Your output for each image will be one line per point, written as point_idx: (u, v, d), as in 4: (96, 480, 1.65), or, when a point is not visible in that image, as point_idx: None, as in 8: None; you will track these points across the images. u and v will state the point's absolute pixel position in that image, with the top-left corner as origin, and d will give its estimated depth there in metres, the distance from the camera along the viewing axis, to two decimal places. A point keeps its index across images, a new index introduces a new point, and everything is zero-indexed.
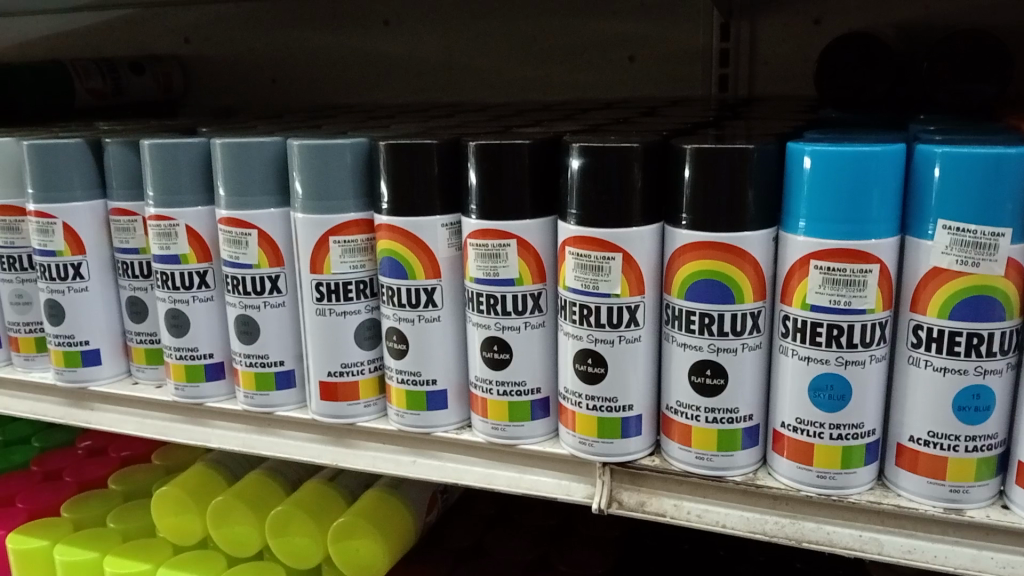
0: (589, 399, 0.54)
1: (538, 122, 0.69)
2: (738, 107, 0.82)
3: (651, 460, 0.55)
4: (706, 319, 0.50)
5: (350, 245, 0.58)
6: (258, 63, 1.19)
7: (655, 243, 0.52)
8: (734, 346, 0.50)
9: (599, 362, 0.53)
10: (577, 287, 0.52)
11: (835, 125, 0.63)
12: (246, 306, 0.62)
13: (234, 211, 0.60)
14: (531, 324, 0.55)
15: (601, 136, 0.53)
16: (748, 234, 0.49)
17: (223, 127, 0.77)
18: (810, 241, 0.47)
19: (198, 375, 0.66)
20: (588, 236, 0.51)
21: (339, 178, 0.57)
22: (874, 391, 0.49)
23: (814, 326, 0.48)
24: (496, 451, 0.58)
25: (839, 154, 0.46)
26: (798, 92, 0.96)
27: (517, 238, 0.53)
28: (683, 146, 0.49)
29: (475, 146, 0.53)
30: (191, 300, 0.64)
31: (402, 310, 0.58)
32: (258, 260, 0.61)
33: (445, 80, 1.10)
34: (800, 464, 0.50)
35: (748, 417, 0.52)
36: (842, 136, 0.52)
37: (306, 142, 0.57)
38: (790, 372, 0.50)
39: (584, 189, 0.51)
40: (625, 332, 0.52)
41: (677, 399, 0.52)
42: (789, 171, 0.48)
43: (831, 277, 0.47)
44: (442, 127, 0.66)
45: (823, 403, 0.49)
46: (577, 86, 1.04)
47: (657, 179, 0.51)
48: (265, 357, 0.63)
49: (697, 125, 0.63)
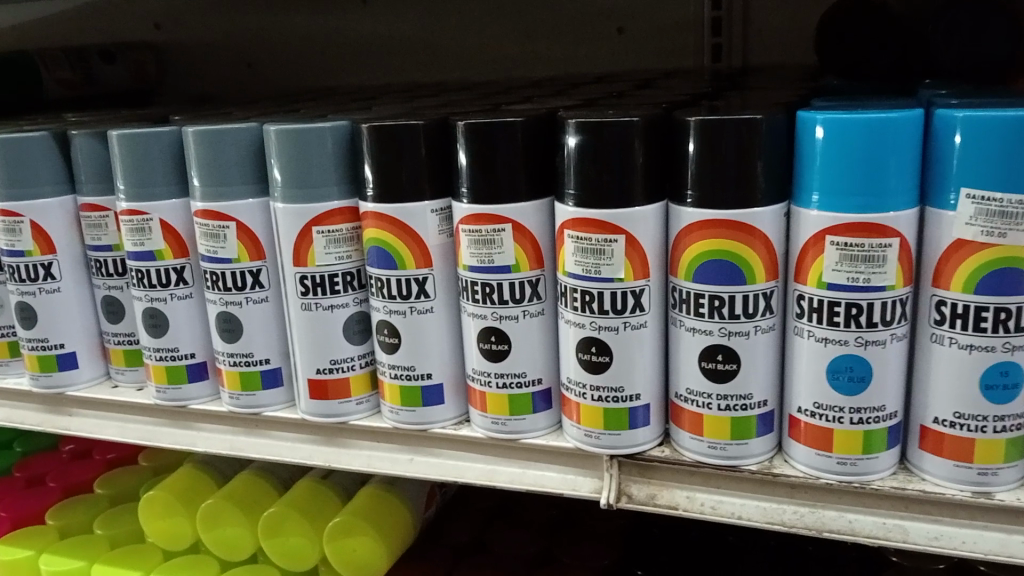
0: (594, 390, 0.51)
1: (527, 99, 0.66)
2: (735, 77, 0.79)
3: (660, 451, 0.52)
4: (716, 302, 0.47)
5: (334, 235, 0.55)
6: (233, 47, 1.15)
7: (659, 224, 0.49)
8: (746, 329, 0.47)
9: (603, 351, 0.50)
10: (578, 273, 0.49)
11: (838, 92, 0.60)
12: (227, 302, 0.59)
13: (210, 203, 0.57)
14: (529, 313, 0.52)
15: (598, 111, 0.50)
16: (759, 211, 0.46)
17: (198, 114, 0.74)
18: (825, 216, 0.45)
19: (180, 377, 0.63)
20: (587, 218, 0.48)
21: (320, 164, 0.54)
22: (895, 372, 0.46)
23: (832, 305, 0.45)
24: (497, 447, 0.55)
25: (855, 122, 0.43)
26: (792, 59, 0.93)
27: (512, 222, 0.50)
28: (687, 119, 0.46)
29: (463, 125, 0.50)
30: (169, 298, 0.61)
31: (393, 302, 0.55)
32: (237, 254, 0.58)
33: (428, 58, 1.06)
34: (818, 450, 0.48)
35: (763, 403, 0.49)
36: (853, 103, 0.49)
37: (283, 127, 0.54)
38: (806, 355, 0.47)
39: (581, 168, 0.48)
40: (630, 318, 0.49)
41: (687, 387, 0.50)
42: (800, 141, 0.46)
43: (848, 253, 0.44)
44: (428, 108, 0.63)
45: (842, 386, 0.46)
46: (566, 62, 1.01)
47: (658, 153, 0.48)
48: (249, 356, 0.59)
49: (696, 97, 0.60)
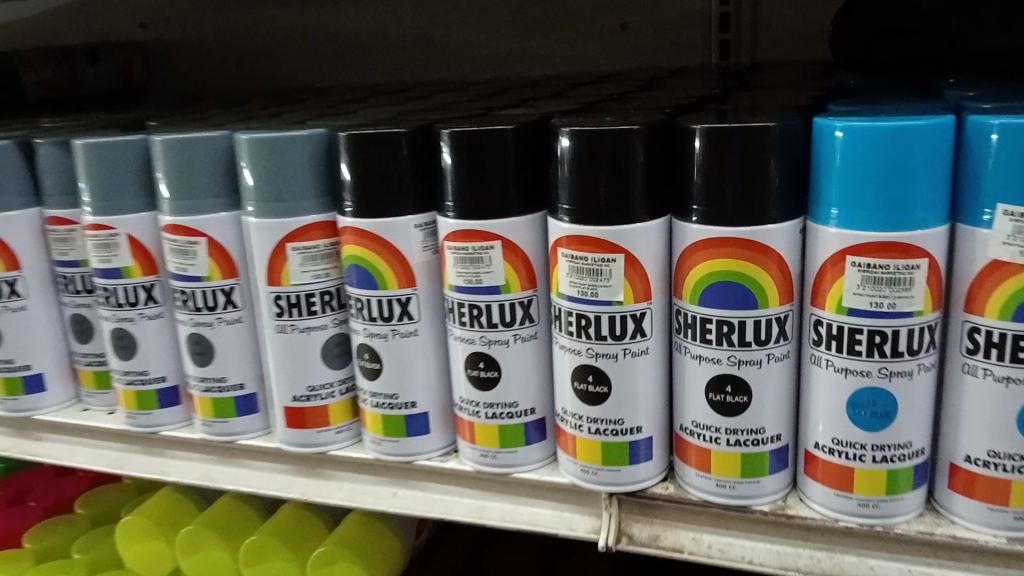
0: (591, 422, 0.46)
1: (522, 100, 0.62)
2: (743, 75, 0.74)
3: (665, 488, 0.47)
4: (724, 327, 0.43)
5: (311, 251, 0.51)
6: (222, 47, 1.11)
7: (662, 241, 0.44)
8: (758, 358, 0.43)
9: (601, 381, 0.46)
10: (573, 295, 0.45)
11: (855, 92, 0.55)
12: (198, 323, 0.55)
13: (180, 216, 0.53)
14: (521, 337, 0.48)
15: (595, 116, 0.46)
16: (772, 227, 0.42)
17: (174, 119, 0.70)
18: (845, 234, 0.40)
19: (150, 402, 0.59)
20: (583, 235, 0.44)
21: (295, 175, 0.50)
22: (922, 405, 0.42)
23: (852, 332, 0.41)
24: (487, 481, 0.51)
25: (878, 130, 0.39)
26: (803, 56, 0.89)
27: (502, 239, 0.46)
28: (692, 126, 0.42)
29: (447, 133, 0.46)
30: (138, 317, 0.57)
31: (374, 325, 0.50)
32: (208, 272, 0.54)
33: (423, 56, 1.02)
34: (837, 490, 0.43)
35: (776, 437, 0.45)
36: (875, 107, 0.45)
37: (255, 135, 0.50)
38: (823, 386, 0.43)
39: (577, 180, 0.43)
40: (630, 345, 0.45)
41: (693, 419, 0.45)
42: (818, 151, 0.41)
43: (871, 275, 0.40)
44: (414, 111, 0.59)
45: (864, 421, 0.42)
46: (566, 60, 0.97)
47: (660, 163, 0.44)
48: (222, 381, 0.55)
49: (703, 98, 0.55)
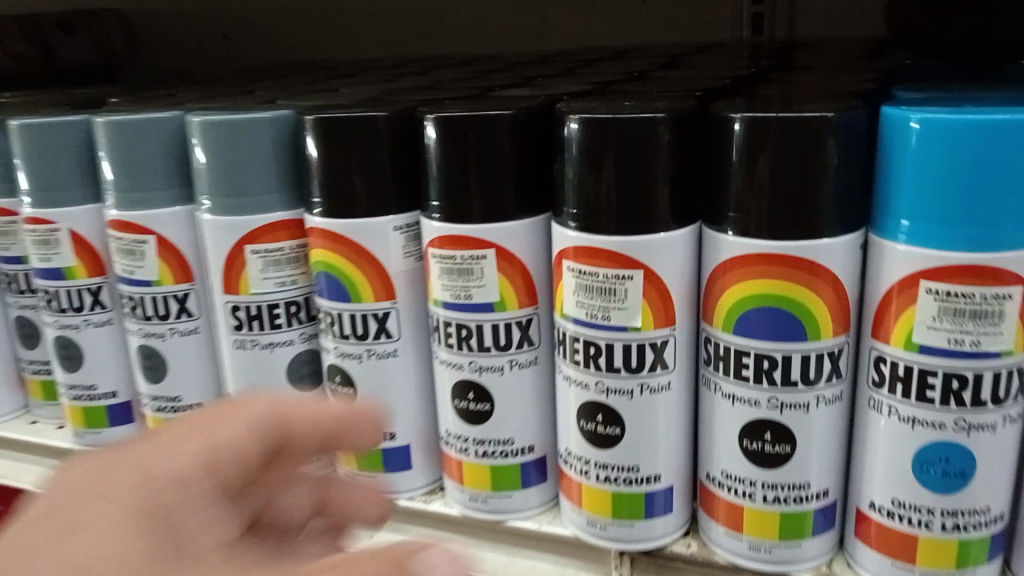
0: (600, 468, 0.39)
1: (527, 81, 0.54)
2: (780, 54, 0.66)
3: (686, 545, 0.40)
4: (764, 363, 0.35)
5: (274, 255, 0.44)
6: (213, 18, 1.03)
7: (689, 254, 0.37)
8: (805, 401, 0.35)
9: (612, 421, 0.38)
10: (581, 318, 0.37)
11: (917, 75, 0.47)
12: (147, 334, 0.48)
13: (126, 211, 0.46)
14: (518, 364, 0.40)
15: (610, 101, 0.38)
16: (828, 243, 0.34)
17: (139, 97, 0.62)
18: (918, 253, 0.32)
19: (99, 420, 0.51)
20: (592, 247, 0.36)
21: (254, 166, 0.42)
22: (1005, 464, 0.34)
23: (923, 375, 0.33)
24: (477, 528, 0.44)
25: (968, 125, 0.31)
26: (845, 34, 0.81)
27: (496, 248, 0.39)
28: (730, 116, 0.34)
29: (432, 120, 0.38)
30: (83, 325, 0.50)
31: (346, 344, 0.43)
32: (158, 275, 0.46)
33: (428, 30, 0.94)
34: (895, 560, 0.36)
35: (823, 493, 0.37)
36: (953, 95, 0.36)
37: (208, 117, 0.42)
38: (883, 437, 0.35)
39: (587, 179, 0.36)
40: (648, 379, 0.37)
41: (722, 469, 0.38)
42: (886, 148, 0.33)
43: (951, 305, 0.32)
44: (403, 91, 0.51)
45: (934, 482, 0.34)
46: (582, 35, 0.89)
47: (689, 159, 0.36)
48: (177, 401, 0.48)
49: (738, 81, 0.47)
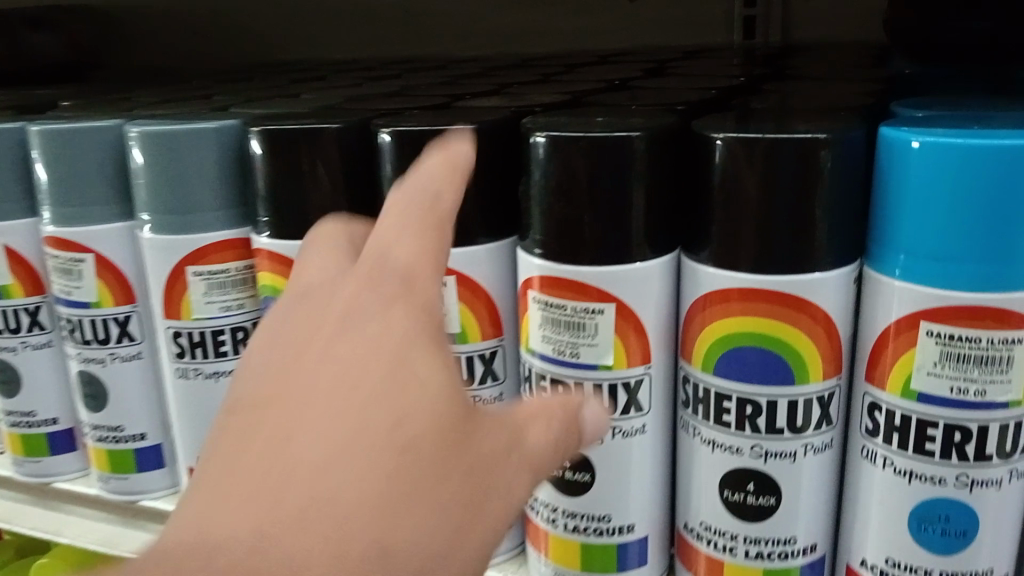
0: (568, 517, 0.36)
1: (502, 87, 0.51)
2: (773, 60, 0.63)
3: None
4: (746, 409, 0.32)
5: (218, 277, 0.40)
6: (188, 14, 1.00)
7: (666, 286, 0.33)
8: (792, 450, 0.32)
9: (581, 467, 0.35)
10: (547, 354, 0.34)
11: (918, 86, 0.44)
12: (86, 360, 0.44)
13: (61, 228, 0.42)
14: (481, 401, 0.37)
15: (583, 116, 0.35)
16: (818, 278, 0.30)
17: (92, 100, 0.59)
18: (918, 291, 0.29)
19: (40, 449, 0.48)
20: (559, 277, 0.33)
21: (197, 181, 0.39)
22: (1010, 522, 0.31)
23: (922, 426, 0.30)
24: None
25: (978, 150, 0.27)
26: (841, 37, 0.77)
27: (457, 275, 0.35)
28: (711, 135, 0.31)
29: (388, 133, 0.35)
30: (20, 347, 0.46)
31: None
32: (97, 296, 0.43)
33: (411, 28, 0.91)
34: None
35: (810, 548, 0.34)
36: (959, 111, 0.33)
37: (148, 127, 0.39)
38: (877, 490, 0.32)
39: (554, 203, 0.32)
40: (621, 422, 0.34)
41: (701, 520, 0.35)
42: (883, 173, 0.30)
43: (953, 350, 0.29)
44: (370, 97, 0.48)
45: (932, 542, 0.31)
46: (568, 35, 0.85)
47: (668, 181, 0.33)
48: (119, 431, 0.45)
49: (726, 91, 0.44)
